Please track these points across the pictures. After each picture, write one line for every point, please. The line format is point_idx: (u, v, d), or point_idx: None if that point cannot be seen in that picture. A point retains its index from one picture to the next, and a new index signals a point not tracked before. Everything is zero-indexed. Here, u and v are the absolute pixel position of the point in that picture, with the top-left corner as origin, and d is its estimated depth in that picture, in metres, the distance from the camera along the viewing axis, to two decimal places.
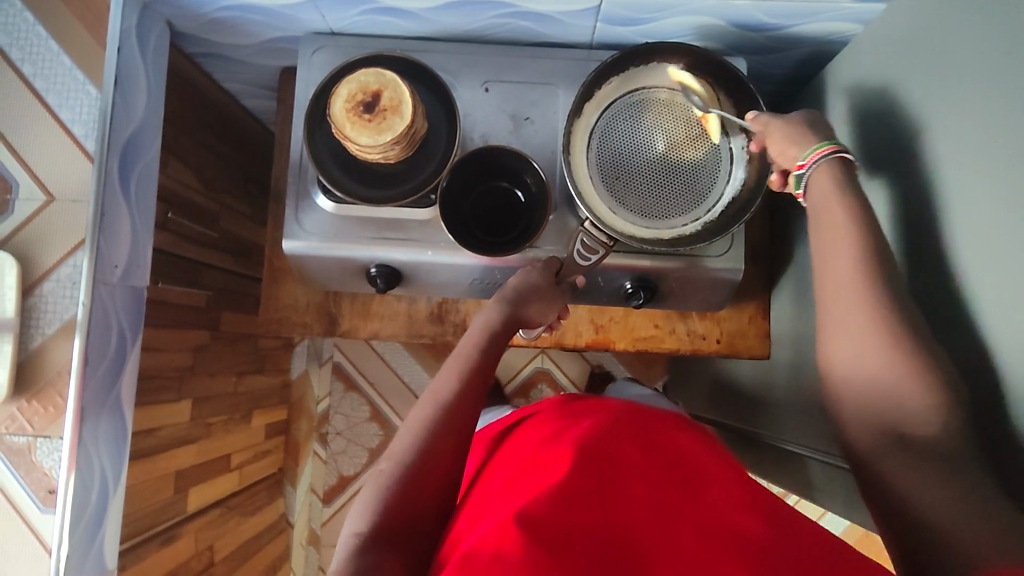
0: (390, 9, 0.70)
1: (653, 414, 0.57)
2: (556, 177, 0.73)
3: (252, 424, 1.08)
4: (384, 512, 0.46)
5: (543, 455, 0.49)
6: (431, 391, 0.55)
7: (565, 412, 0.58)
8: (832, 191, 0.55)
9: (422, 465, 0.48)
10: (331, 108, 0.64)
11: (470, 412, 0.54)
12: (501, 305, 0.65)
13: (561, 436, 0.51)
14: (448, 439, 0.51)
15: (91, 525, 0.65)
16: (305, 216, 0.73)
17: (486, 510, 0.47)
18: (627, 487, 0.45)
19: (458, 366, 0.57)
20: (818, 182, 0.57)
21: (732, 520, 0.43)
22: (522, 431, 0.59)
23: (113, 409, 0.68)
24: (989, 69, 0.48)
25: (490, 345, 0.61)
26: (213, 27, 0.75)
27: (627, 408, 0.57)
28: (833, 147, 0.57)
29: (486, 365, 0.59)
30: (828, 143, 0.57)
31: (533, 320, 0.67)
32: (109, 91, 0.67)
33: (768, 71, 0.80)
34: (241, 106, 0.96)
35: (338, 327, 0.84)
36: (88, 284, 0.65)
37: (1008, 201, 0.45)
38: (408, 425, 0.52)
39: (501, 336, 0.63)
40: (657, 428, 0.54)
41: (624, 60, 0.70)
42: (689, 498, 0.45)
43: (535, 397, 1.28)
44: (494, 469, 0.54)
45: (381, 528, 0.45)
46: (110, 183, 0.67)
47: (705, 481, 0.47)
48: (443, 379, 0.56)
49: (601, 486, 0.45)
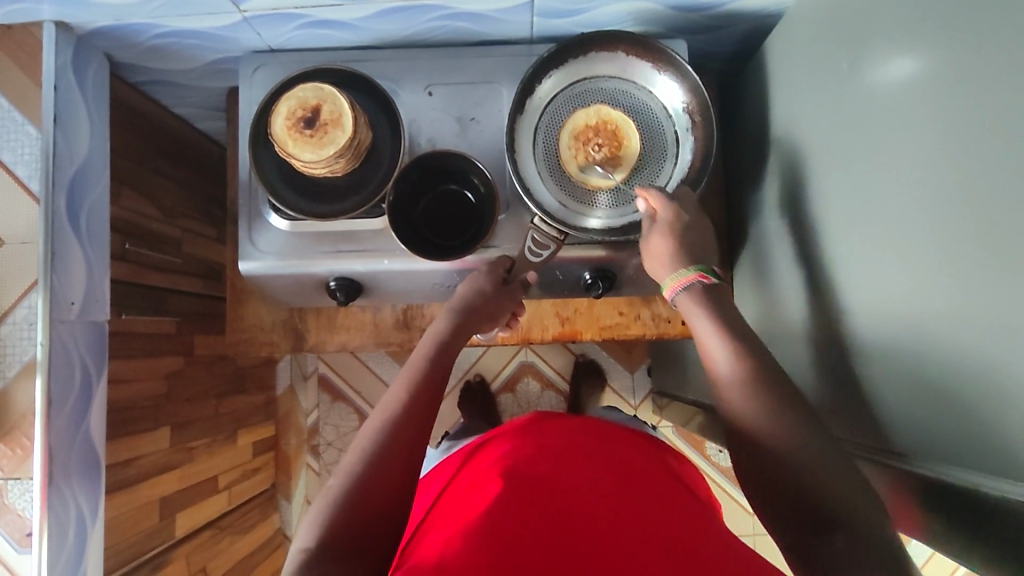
0: (323, 22, 0.69)
1: (609, 434, 0.58)
2: (505, 175, 0.73)
3: (238, 444, 1.09)
4: (335, 528, 0.46)
5: (495, 473, 0.50)
6: (381, 406, 0.55)
7: (523, 429, 0.59)
8: (695, 310, 0.58)
9: (372, 479, 0.49)
10: (272, 127, 0.64)
11: (422, 425, 0.54)
12: (451, 315, 0.67)
13: (516, 457, 0.52)
14: (398, 451, 0.51)
15: (71, 562, 0.66)
16: (259, 236, 0.73)
17: (438, 528, 0.47)
18: (581, 506, 0.46)
19: (408, 381, 0.58)
20: (683, 310, 0.60)
21: (680, 542, 0.43)
22: (481, 450, 0.59)
23: (83, 445, 0.68)
24: (909, 37, 0.47)
25: (440, 357, 0.62)
26: (151, 54, 0.74)
27: (586, 431, 0.58)
28: (696, 275, 0.61)
29: (438, 378, 0.59)
30: (693, 270, 0.61)
31: (484, 325, 0.70)
32: (49, 129, 0.67)
33: (712, 50, 0.79)
34: (193, 128, 0.96)
35: (305, 342, 0.85)
36: (45, 324, 0.66)
37: (936, 169, 0.44)
38: (358, 440, 0.52)
39: (451, 347, 0.64)
40: (614, 453, 0.55)
41: (562, 54, 0.70)
42: (640, 516, 0.46)
43: (520, 391, 1.29)
44: (452, 488, 0.55)
45: (331, 543, 0.45)
46: (59, 221, 0.67)
47: (657, 505, 0.48)
48: (393, 394, 0.56)
49: (553, 509, 0.45)
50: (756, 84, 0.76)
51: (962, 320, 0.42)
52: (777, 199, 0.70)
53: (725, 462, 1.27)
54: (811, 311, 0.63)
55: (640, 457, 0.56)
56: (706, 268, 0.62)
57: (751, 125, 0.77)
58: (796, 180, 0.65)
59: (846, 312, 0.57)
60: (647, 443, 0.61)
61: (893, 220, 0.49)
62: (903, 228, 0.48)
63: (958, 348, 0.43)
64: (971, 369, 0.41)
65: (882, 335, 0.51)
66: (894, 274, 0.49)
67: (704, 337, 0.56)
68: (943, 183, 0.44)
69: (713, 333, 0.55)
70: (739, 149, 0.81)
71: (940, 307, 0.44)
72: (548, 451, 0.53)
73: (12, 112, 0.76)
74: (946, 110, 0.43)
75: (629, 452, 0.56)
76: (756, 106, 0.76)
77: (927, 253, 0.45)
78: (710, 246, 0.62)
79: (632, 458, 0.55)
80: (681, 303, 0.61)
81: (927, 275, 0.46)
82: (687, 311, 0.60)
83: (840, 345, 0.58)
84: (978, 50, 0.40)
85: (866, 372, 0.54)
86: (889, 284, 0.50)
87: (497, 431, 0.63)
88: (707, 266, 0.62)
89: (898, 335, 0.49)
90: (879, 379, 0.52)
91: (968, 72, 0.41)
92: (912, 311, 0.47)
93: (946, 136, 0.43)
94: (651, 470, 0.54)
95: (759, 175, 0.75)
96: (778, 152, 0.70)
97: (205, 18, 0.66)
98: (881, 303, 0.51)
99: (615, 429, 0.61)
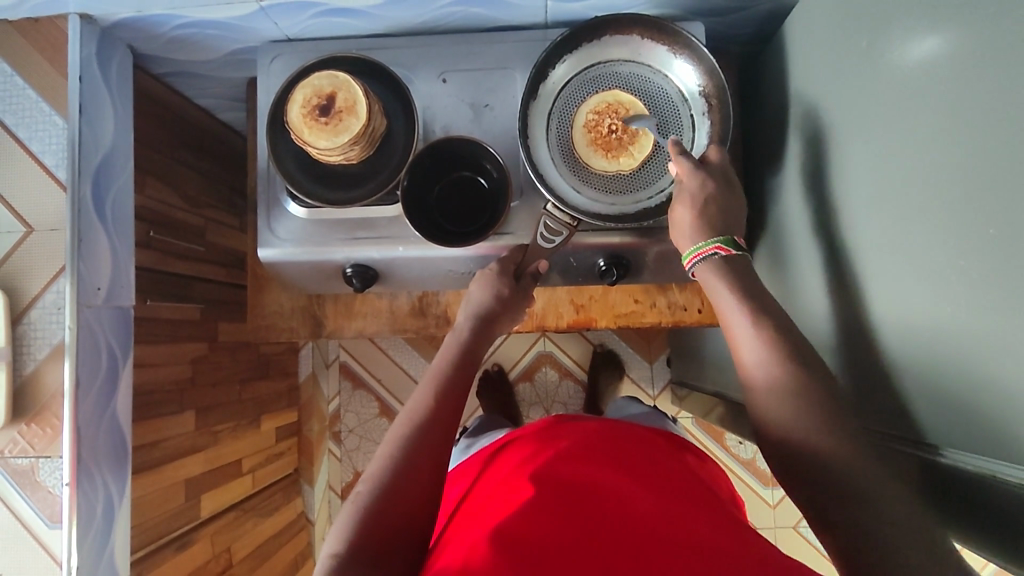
0: (339, 10, 0.69)
1: (631, 436, 0.58)
2: (517, 160, 0.73)
3: (261, 429, 1.11)
4: (363, 530, 0.46)
5: (519, 474, 0.50)
6: (408, 410, 0.55)
7: (545, 431, 0.59)
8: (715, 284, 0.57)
9: (399, 485, 0.49)
10: (289, 116, 0.65)
11: (450, 426, 0.54)
12: (472, 321, 0.66)
13: (539, 458, 0.52)
14: (427, 456, 0.51)
15: (99, 537, 0.69)
16: (277, 223, 0.74)
17: (463, 531, 0.47)
18: (606, 506, 0.46)
19: (433, 386, 0.57)
20: (704, 284, 0.59)
21: (706, 539, 0.43)
22: (503, 452, 0.59)
23: (110, 430, 0.71)
24: (931, 13, 0.46)
25: (464, 360, 0.61)
26: (172, 46, 0.75)
27: (607, 432, 0.58)
28: (712, 249, 0.58)
29: (463, 382, 0.59)
30: (713, 241, 0.59)
31: (503, 328, 0.69)
32: (75, 119, 0.68)
33: (730, 32, 0.78)
34: (215, 118, 0.98)
35: (324, 329, 0.86)
36: (73, 308, 0.68)
37: (955, 154, 0.43)
38: (385, 444, 0.52)
39: (475, 351, 0.64)
40: (639, 456, 0.54)
41: (576, 37, 0.69)
42: (666, 515, 0.45)
43: (539, 380, 1.29)
44: (478, 490, 0.55)
45: (360, 545, 0.45)
46: (85, 208, 0.69)
47: (680, 503, 0.47)
48: (419, 399, 0.56)
49: (578, 507, 0.45)
50: (775, 66, 0.74)
51: (981, 310, 0.41)
52: (796, 183, 0.68)
53: (748, 454, 1.26)
54: (827, 296, 0.62)
55: (663, 459, 0.55)
56: (727, 240, 0.59)
57: (771, 109, 0.76)
58: (816, 163, 0.64)
59: (860, 299, 0.56)
60: (670, 443, 0.61)
61: (911, 206, 0.48)
62: (920, 209, 0.47)
63: (976, 338, 0.41)
64: (990, 360, 0.40)
65: (899, 324, 0.50)
66: (910, 261, 0.48)
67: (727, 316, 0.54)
68: (965, 161, 0.42)
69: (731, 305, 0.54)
70: (758, 135, 0.80)
71: (960, 294, 0.43)
72: (571, 451, 0.53)
73: (15, 77, 0.70)
74: (969, 86, 0.42)
75: (654, 454, 0.55)
76: (776, 91, 0.74)
77: (945, 238, 0.44)
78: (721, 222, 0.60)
79: (657, 459, 0.55)
80: (701, 276, 0.59)
81: (944, 263, 0.44)
82: (708, 285, 0.58)
83: (857, 333, 0.57)
84: (999, 26, 0.39)
85: (879, 359, 0.53)
86: (903, 268, 0.49)
87: (520, 433, 0.62)
88: (725, 239, 0.59)
89: (915, 323, 0.48)
90: (893, 368, 0.51)
91: (990, 46, 0.40)
92: (930, 295, 0.46)
93: (967, 113, 0.42)
94: (677, 471, 0.53)
95: (778, 161, 0.73)
96: (797, 137, 0.68)
97: (223, 8, 0.67)
98: (896, 287, 0.50)
99: (635, 430, 0.61)
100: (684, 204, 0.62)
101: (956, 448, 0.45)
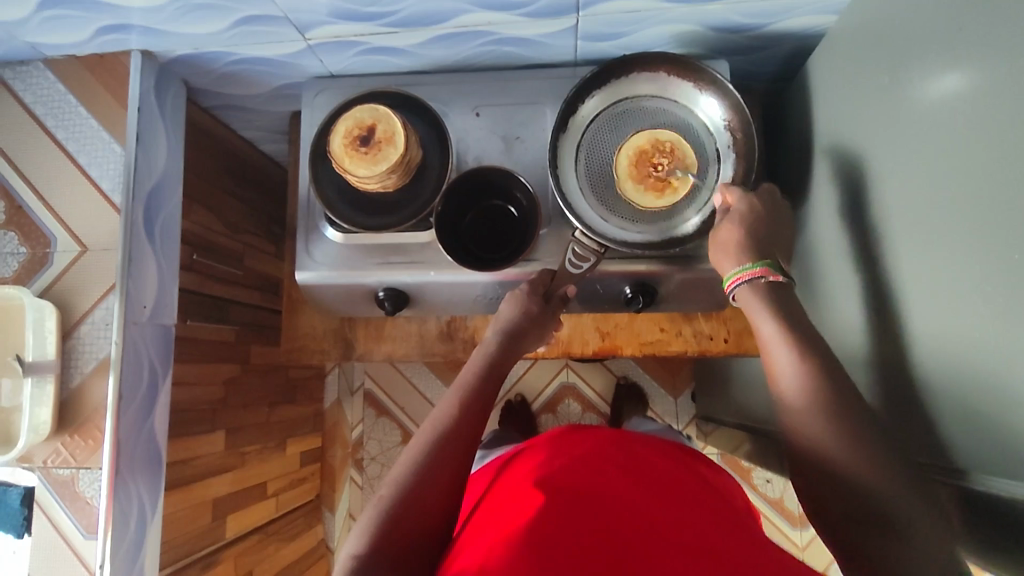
0: (379, 48, 0.73)
1: (648, 446, 0.59)
2: (546, 189, 0.76)
3: (287, 453, 1.12)
4: (382, 533, 0.47)
5: (533, 480, 0.50)
6: (431, 420, 0.56)
7: (562, 440, 0.59)
8: (760, 312, 0.56)
9: (420, 491, 0.49)
10: (330, 146, 0.68)
11: (471, 435, 0.55)
12: (498, 336, 0.67)
13: (555, 463, 0.53)
14: (447, 466, 0.51)
15: (132, 549, 0.71)
16: (315, 247, 0.77)
17: (479, 534, 0.48)
18: (619, 511, 0.46)
19: (456, 397, 0.58)
20: (745, 307, 0.58)
21: (724, 550, 0.43)
22: (517, 460, 0.60)
23: (147, 444, 0.74)
24: (950, 49, 0.48)
25: (487, 373, 0.63)
26: (223, 80, 0.80)
27: (623, 440, 0.58)
28: (760, 270, 0.58)
29: (486, 394, 0.60)
30: (760, 264, 0.58)
31: (530, 346, 0.70)
32: (131, 148, 0.73)
33: (754, 71, 0.81)
34: (257, 150, 1.02)
35: (354, 351, 0.89)
36: (120, 324, 0.71)
37: (979, 184, 0.44)
38: (407, 451, 0.53)
39: (498, 366, 0.65)
40: (656, 464, 0.54)
41: (604, 73, 0.72)
42: (684, 523, 0.45)
43: (561, 412, 1.29)
44: (494, 495, 0.55)
45: (378, 549, 0.46)
46: (136, 230, 0.74)
47: (699, 513, 0.48)
48: (443, 408, 0.57)
49: (594, 513, 0.46)
50: (799, 102, 0.77)
51: (1009, 332, 0.41)
52: (822, 214, 0.70)
53: (776, 492, 1.24)
54: (858, 322, 0.62)
55: (680, 469, 0.56)
56: (773, 264, 0.58)
57: (795, 143, 0.78)
58: (841, 193, 0.65)
59: (889, 325, 0.56)
60: (687, 456, 0.61)
61: (938, 232, 0.49)
62: (945, 236, 0.48)
63: (1008, 362, 0.42)
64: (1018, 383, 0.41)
65: (930, 350, 0.50)
66: (939, 287, 0.49)
67: (767, 343, 0.54)
68: (990, 190, 0.43)
69: (775, 335, 0.54)
70: (782, 169, 0.81)
71: (989, 318, 0.43)
72: (587, 456, 0.53)
73: (79, 108, 0.74)
74: (989, 119, 0.43)
75: (671, 464, 0.56)
76: (800, 125, 0.76)
77: (973, 265, 0.45)
78: (749, 244, 0.61)
79: (673, 469, 0.55)
80: (742, 297, 0.59)
81: (973, 289, 0.45)
82: (750, 308, 0.58)
83: (885, 359, 0.58)
84: (1018, 61, 0.41)
85: (911, 383, 0.53)
86: (932, 293, 0.50)
87: (536, 441, 0.63)
88: (773, 262, 0.59)
89: (944, 348, 0.48)
90: (925, 394, 0.51)
91: (1006, 80, 0.42)
92: (959, 320, 0.47)
93: (987, 143, 0.43)
94: (696, 482, 0.54)
95: (803, 192, 0.75)
96: (821, 170, 0.70)
97: (274, 46, 0.72)
98: (926, 312, 0.51)
99: (651, 441, 0.61)
100: (729, 224, 0.62)
101: (991, 472, 0.45)
